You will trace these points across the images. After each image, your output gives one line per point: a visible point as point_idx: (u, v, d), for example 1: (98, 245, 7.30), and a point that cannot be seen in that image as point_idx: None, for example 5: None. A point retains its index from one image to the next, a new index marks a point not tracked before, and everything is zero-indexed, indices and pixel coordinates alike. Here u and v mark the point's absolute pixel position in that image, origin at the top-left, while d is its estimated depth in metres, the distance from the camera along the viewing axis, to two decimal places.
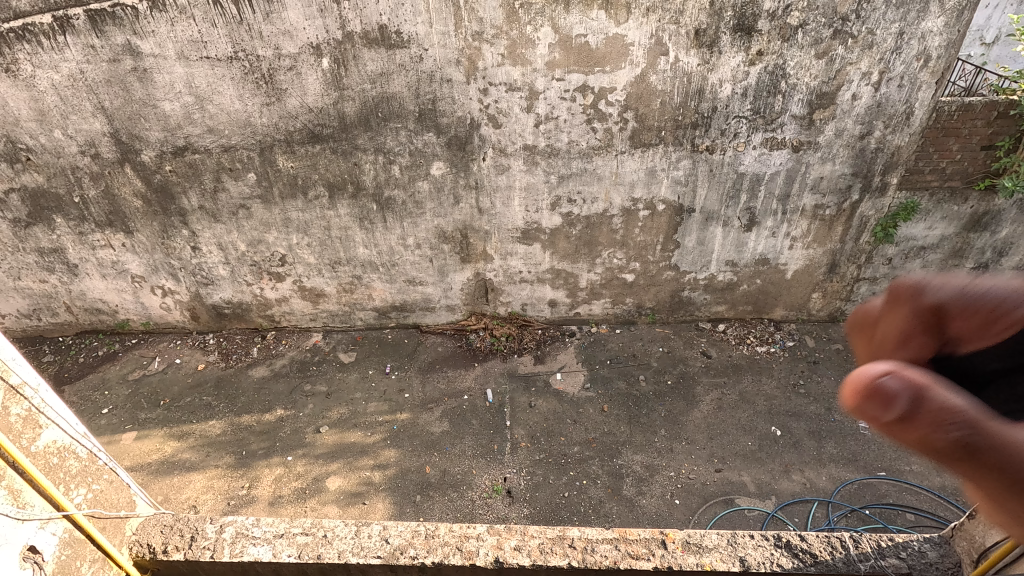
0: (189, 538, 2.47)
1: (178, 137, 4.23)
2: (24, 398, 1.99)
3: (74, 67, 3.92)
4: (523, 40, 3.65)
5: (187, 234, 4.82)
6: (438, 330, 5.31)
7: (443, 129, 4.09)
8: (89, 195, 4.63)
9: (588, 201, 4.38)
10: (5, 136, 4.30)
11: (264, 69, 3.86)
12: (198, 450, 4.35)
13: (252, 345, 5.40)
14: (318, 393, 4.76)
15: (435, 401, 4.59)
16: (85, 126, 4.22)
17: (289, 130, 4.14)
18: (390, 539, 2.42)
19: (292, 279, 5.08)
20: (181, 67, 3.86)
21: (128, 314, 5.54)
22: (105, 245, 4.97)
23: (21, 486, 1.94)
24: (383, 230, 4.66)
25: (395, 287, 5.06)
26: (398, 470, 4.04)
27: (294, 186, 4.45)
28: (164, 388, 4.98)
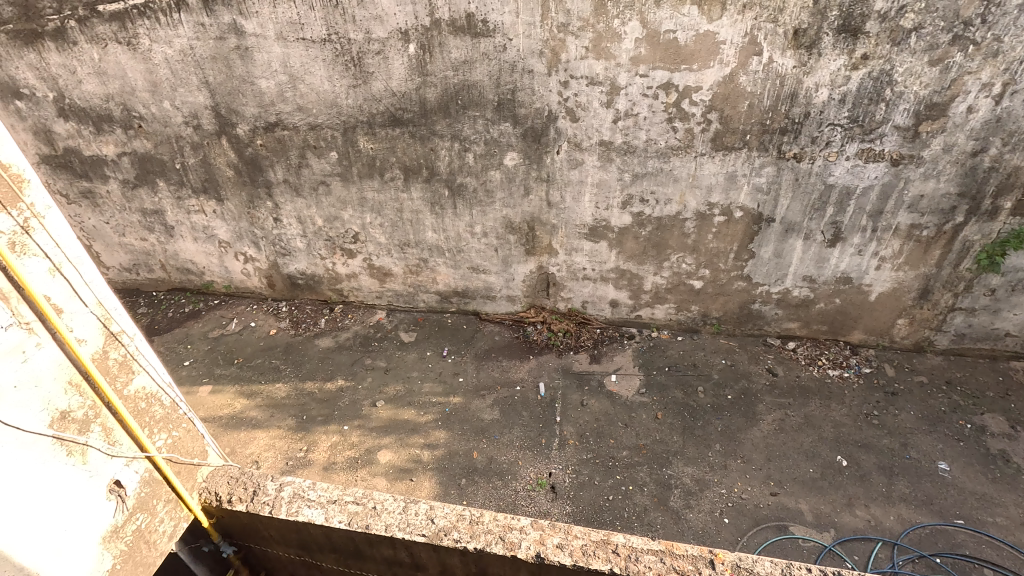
0: (251, 492, 2.62)
1: (270, 113, 4.47)
2: (121, 344, 2.15)
3: (185, 43, 4.22)
4: (609, 34, 3.58)
5: (271, 206, 5.09)
6: (497, 319, 5.34)
7: (520, 120, 4.08)
8: (188, 163, 4.98)
9: (661, 202, 4.26)
10: (122, 104, 4.71)
11: (354, 52, 4.00)
12: (264, 410, 4.62)
13: (320, 316, 5.65)
14: (377, 368, 4.92)
15: (488, 389, 4.63)
16: (190, 98, 4.54)
17: (372, 112, 4.27)
18: (435, 520, 2.46)
19: (362, 257, 5.26)
20: (279, 47, 4.07)
21: (213, 276, 5.94)
22: (199, 211, 5.34)
23: (112, 425, 2.11)
24: (452, 216, 4.73)
25: (459, 273, 5.13)
26: (446, 452, 4.12)
27: (371, 167, 4.59)
28: (239, 348, 5.31)
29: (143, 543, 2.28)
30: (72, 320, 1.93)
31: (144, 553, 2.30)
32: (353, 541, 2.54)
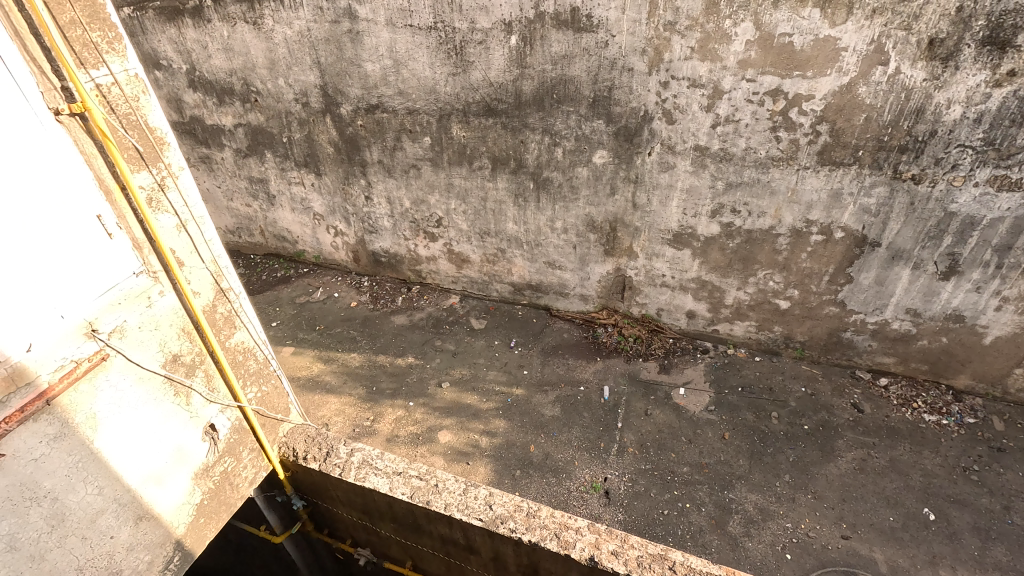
0: (325, 453, 2.77)
1: (373, 96, 4.66)
2: (229, 300, 2.34)
3: (304, 25, 4.49)
4: (719, 34, 3.43)
5: (363, 184, 5.33)
6: (567, 316, 5.31)
7: (614, 118, 4.01)
8: (294, 137, 5.31)
9: (755, 214, 4.04)
10: (243, 79, 5.09)
11: (457, 41, 4.09)
12: (338, 376, 4.87)
13: (397, 295, 5.86)
14: (445, 351, 5.05)
15: (551, 385, 4.62)
16: (302, 77, 4.83)
17: (468, 101, 4.35)
18: (493, 506, 2.50)
19: (443, 242, 5.40)
20: (387, 33, 4.24)
21: (305, 246, 6.32)
22: (299, 183, 5.68)
23: (214, 373, 2.31)
24: (535, 209, 4.73)
25: (535, 266, 5.14)
26: (504, 441, 4.16)
27: (462, 155, 4.68)
28: (321, 316, 5.62)
29: (228, 484, 2.49)
30: (191, 273, 2.12)
31: (228, 494, 2.51)
32: (413, 514, 2.64)
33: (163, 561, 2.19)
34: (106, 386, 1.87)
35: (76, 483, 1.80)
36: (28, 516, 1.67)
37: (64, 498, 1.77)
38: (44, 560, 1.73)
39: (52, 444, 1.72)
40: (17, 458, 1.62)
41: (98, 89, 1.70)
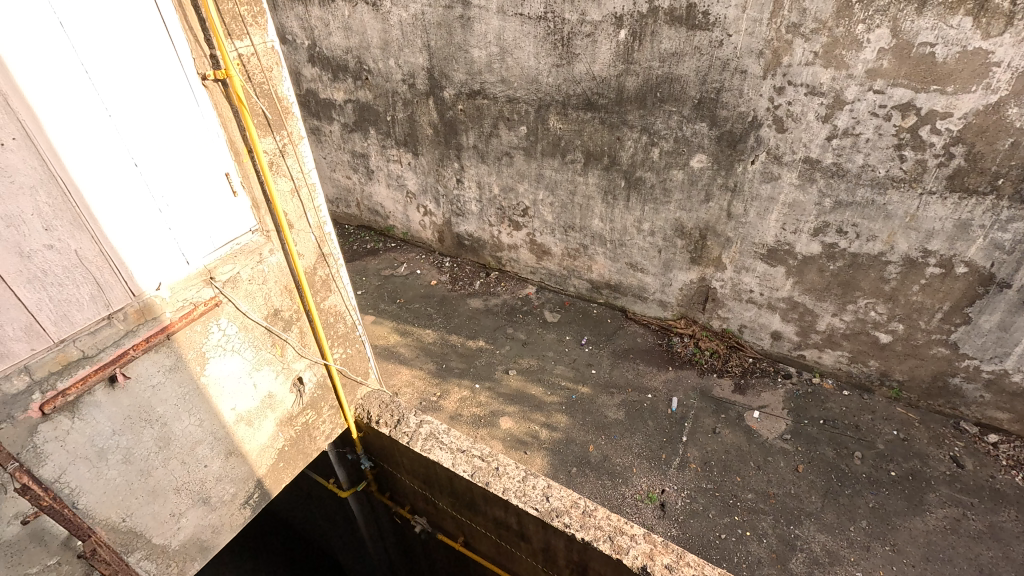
0: (395, 420, 2.90)
1: (476, 81, 4.75)
2: (328, 264, 2.49)
3: (419, 9, 4.64)
4: (848, 40, 3.18)
5: (456, 167, 5.46)
6: (643, 321, 5.18)
7: (719, 122, 3.83)
8: (398, 117, 5.53)
9: (863, 237, 3.73)
10: (358, 58, 5.36)
11: (565, 32, 4.07)
12: (412, 350, 5.06)
13: (476, 278, 5.97)
14: (516, 339, 5.10)
15: (618, 388, 4.55)
16: (412, 59, 5.01)
17: (568, 93, 4.33)
18: (550, 499, 2.51)
19: (527, 231, 5.43)
20: (497, 20, 4.29)
21: (396, 222, 6.58)
22: (396, 160, 5.92)
23: (307, 330, 2.48)
24: (623, 208, 4.64)
25: (616, 266, 5.05)
26: (564, 436, 4.16)
27: (555, 147, 4.67)
28: (403, 290, 5.85)
29: (307, 435, 2.68)
30: (298, 236, 2.27)
31: (306, 444, 2.69)
32: (471, 492, 2.71)
33: (244, 496, 2.40)
34: (217, 329, 2.05)
35: (182, 412, 2.01)
36: (141, 434, 1.89)
37: (171, 424, 1.98)
38: (150, 475, 1.96)
39: (168, 375, 1.92)
40: (138, 382, 1.83)
41: (240, 58, 1.85)
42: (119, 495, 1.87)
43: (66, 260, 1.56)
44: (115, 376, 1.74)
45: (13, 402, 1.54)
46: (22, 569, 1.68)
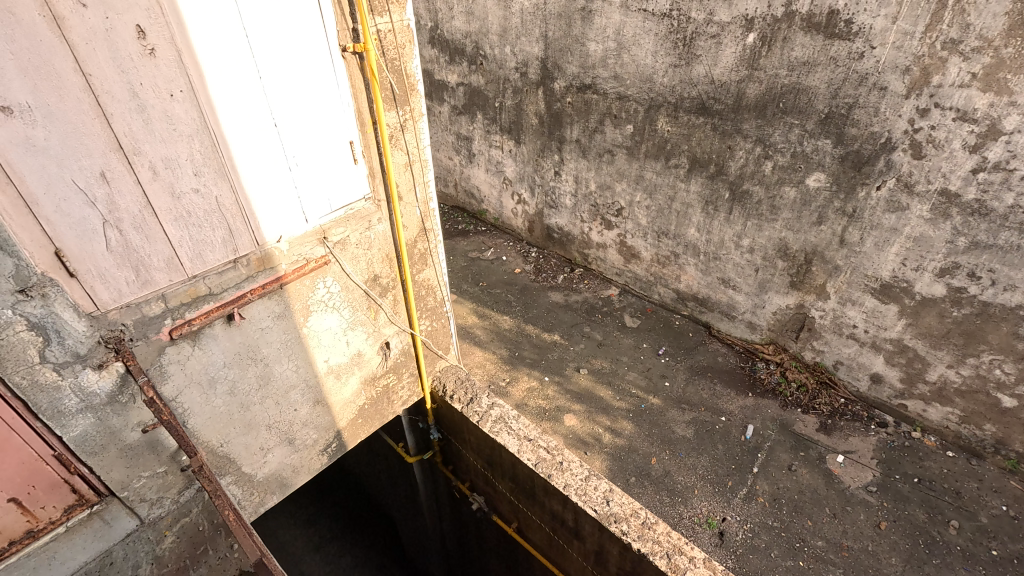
0: (468, 398, 2.99)
1: (588, 75, 4.70)
2: (428, 239, 2.58)
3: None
4: (1017, 62, 2.81)
5: (556, 160, 5.46)
6: (727, 341, 4.94)
7: (845, 140, 3.54)
8: (506, 104, 5.60)
9: (999, 286, 3.31)
10: (476, 43, 5.48)
11: (689, 32, 3.93)
12: (487, 333, 5.16)
13: (559, 272, 5.96)
14: (592, 339, 5.05)
15: (690, 405, 4.38)
16: (527, 48, 5.04)
17: (682, 95, 4.18)
18: (610, 503, 2.48)
19: (618, 232, 5.33)
20: (619, 15, 4.21)
21: (489, 206, 6.70)
22: (498, 147, 6.01)
23: (400, 298, 2.59)
24: (723, 220, 4.43)
25: (706, 280, 4.84)
26: (626, 444, 4.08)
27: (660, 149, 4.53)
28: (486, 273, 5.96)
29: (386, 397, 2.81)
30: (405, 208, 2.38)
31: (384, 406, 2.83)
32: (532, 481, 2.73)
33: (323, 444, 2.57)
34: (323, 286, 2.20)
35: (283, 357, 2.18)
36: (246, 371, 2.07)
37: (272, 366, 2.16)
38: (248, 409, 2.15)
39: (277, 321, 2.09)
40: (251, 323, 2.01)
41: (378, 34, 1.95)
42: (221, 421, 2.07)
43: (208, 205, 1.73)
44: (232, 314, 1.92)
45: (150, 324, 1.75)
46: (137, 471, 1.93)
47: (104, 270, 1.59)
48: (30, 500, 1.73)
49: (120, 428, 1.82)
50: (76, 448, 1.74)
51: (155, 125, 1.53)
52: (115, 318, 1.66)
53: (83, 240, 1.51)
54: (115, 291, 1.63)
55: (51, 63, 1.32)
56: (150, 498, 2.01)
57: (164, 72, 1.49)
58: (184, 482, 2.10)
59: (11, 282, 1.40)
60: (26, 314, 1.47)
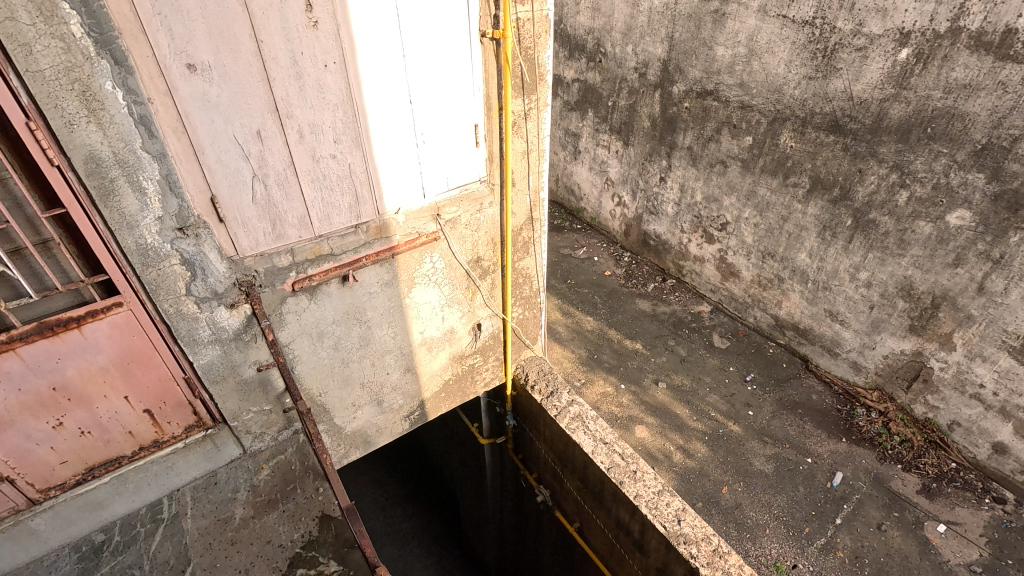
0: (549, 392, 3.00)
1: (711, 81, 4.49)
2: (534, 229, 2.59)
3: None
4: None
5: (663, 165, 5.28)
6: (825, 378, 4.56)
7: (1003, 176, 3.12)
8: (619, 104, 5.51)
9: None
10: (597, 40, 5.43)
11: (831, 42, 3.63)
12: (568, 332, 5.13)
13: (650, 280, 5.78)
14: (675, 353, 4.86)
15: (774, 439, 4.09)
16: (650, 48, 4.91)
17: (812, 109, 3.89)
18: (681, 522, 2.40)
19: (719, 247, 5.07)
20: (755, 19, 3.98)
21: (587, 205, 6.63)
22: (606, 146, 5.92)
23: (498, 283, 2.64)
24: (840, 248, 4.08)
25: (811, 310, 4.49)
26: (698, 467, 3.90)
27: (779, 165, 4.25)
28: (576, 271, 5.92)
29: (470, 376, 2.89)
30: (516, 196, 2.40)
31: (467, 384, 2.91)
32: (602, 485, 2.70)
33: (407, 410, 2.68)
34: (429, 261, 2.28)
35: (384, 322, 2.29)
36: (351, 329, 2.21)
37: (374, 329, 2.28)
38: (347, 365, 2.29)
39: (384, 287, 2.20)
40: (361, 286, 2.13)
41: (517, 22, 1.97)
42: (323, 373, 2.23)
43: (341, 171, 1.86)
44: (347, 276, 2.05)
45: (277, 274, 1.91)
46: (247, 405, 2.12)
47: (246, 220, 1.75)
48: (160, 414, 1.98)
49: (239, 364, 2.01)
50: (201, 375, 1.95)
51: (308, 92, 1.66)
52: (250, 264, 1.83)
53: (234, 190, 1.68)
54: (254, 240, 1.80)
55: (232, 28, 1.47)
56: (254, 432, 2.21)
57: (322, 43, 1.61)
58: (284, 423, 2.28)
59: (171, 221, 1.62)
60: (181, 249, 1.68)
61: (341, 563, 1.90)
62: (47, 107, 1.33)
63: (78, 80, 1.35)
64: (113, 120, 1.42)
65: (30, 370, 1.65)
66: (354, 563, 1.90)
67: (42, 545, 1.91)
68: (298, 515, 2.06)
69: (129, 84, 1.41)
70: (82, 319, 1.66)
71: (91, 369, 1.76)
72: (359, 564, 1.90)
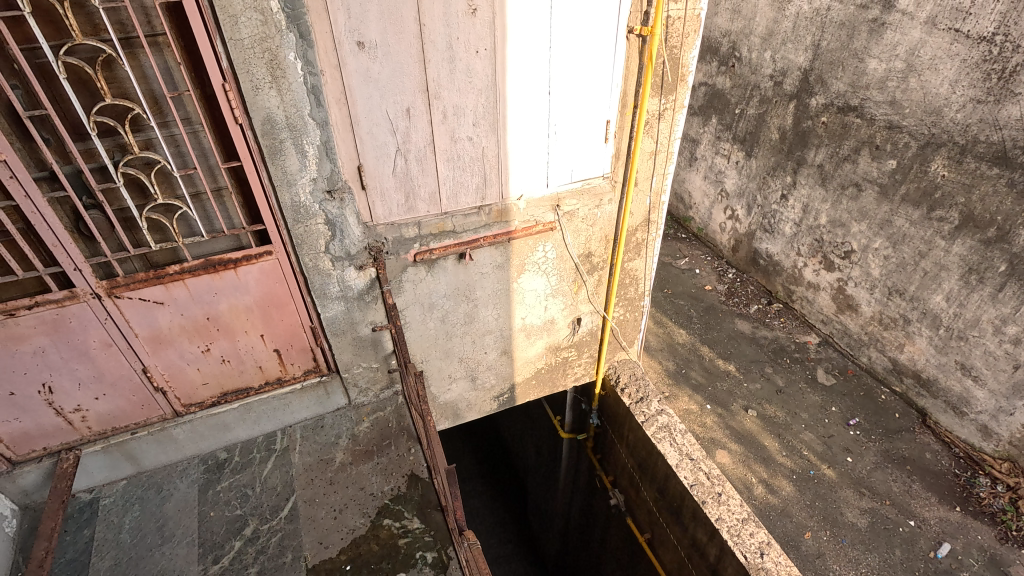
0: (638, 397, 2.97)
1: (856, 96, 4.00)
2: (649, 231, 2.55)
3: (825, 4, 4.07)
4: None
5: (788, 182, 4.82)
6: (945, 439, 3.92)
7: None
8: (747, 112, 5.11)
9: None
10: (733, 43, 5.09)
11: (1011, 64, 3.07)
12: (657, 343, 4.86)
13: (754, 302, 5.32)
14: (772, 382, 4.41)
15: (873, 492, 3.61)
16: (791, 56, 4.49)
17: (975, 136, 3.32)
18: (764, 556, 2.28)
19: (838, 276, 4.54)
20: (920, 31, 3.46)
21: (696, 215, 6.27)
22: (725, 156, 5.54)
23: (605, 280, 2.62)
24: (988, 297, 3.46)
25: (939, 360, 3.88)
26: (780, 506, 3.54)
27: (925, 196, 3.69)
28: (674, 281, 5.60)
29: (562, 369, 2.91)
30: (637, 196, 2.38)
31: (558, 376, 2.93)
32: (682, 501, 2.63)
33: (496, 391, 2.76)
34: (542, 250, 2.33)
35: (491, 303, 2.38)
36: (459, 305, 2.31)
37: (479, 309, 2.37)
38: (450, 339, 2.41)
39: (496, 269, 2.28)
40: (476, 265, 2.23)
41: (667, 20, 1.93)
42: (428, 342, 2.37)
43: (475, 153, 1.94)
44: (464, 254, 2.15)
45: (403, 243, 2.05)
46: (359, 360, 2.30)
47: (384, 190, 1.89)
48: (286, 356, 2.20)
49: (358, 321, 2.18)
50: (325, 326, 2.14)
51: (457, 76, 1.75)
52: (381, 231, 1.98)
53: (378, 161, 1.82)
54: (388, 210, 1.94)
55: (399, 11, 1.58)
56: (360, 385, 2.39)
57: (477, 30, 1.69)
58: (387, 382, 2.46)
59: (323, 183, 1.79)
60: (327, 210, 1.86)
61: (423, 522, 2.02)
62: (241, 72, 1.53)
63: (269, 50, 1.52)
64: (290, 88, 1.60)
65: (192, 299, 1.90)
66: (434, 524, 2.01)
67: (180, 451, 2.21)
68: (390, 470, 2.20)
69: (308, 57, 1.57)
70: (238, 262, 1.88)
71: (238, 307, 1.99)
72: (439, 526, 2.01)
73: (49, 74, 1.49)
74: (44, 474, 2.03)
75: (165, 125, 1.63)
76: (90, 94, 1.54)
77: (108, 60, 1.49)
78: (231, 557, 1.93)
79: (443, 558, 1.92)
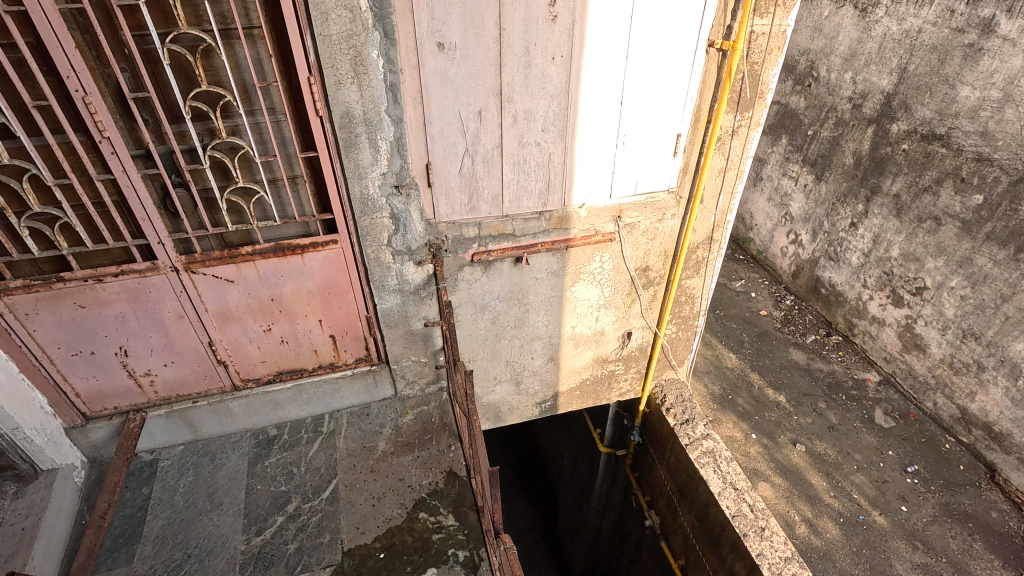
0: (683, 418, 2.89)
1: (943, 124, 3.77)
2: (711, 249, 2.48)
3: (916, 25, 3.85)
4: None
5: (859, 210, 4.59)
6: (1015, 498, 3.61)
7: None
8: (820, 134, 4.90)
9: None
10: (812, 62, 4.90)
11: None
12: (705, 364, 4.71)
13: (812, 332, 5.09)
14: (824, 417, 4.20)
15: (928, 547, 3.36)
16: (874, 78, 4.27)
17: None
18: None
19: (907, 313, 4.27)
20: (1021, 59, 3.21)
21: (756, 236, 6.06)
22: (793, 178, 5.33)
23: (659, 295, 2.56)
24: None
25: (1014, 413, 3.58)
26: (823, 549, 3.35)
27: (1012, 235, 3.42)
28: (727, 303, 5.43)
29: (608, 382, 2.86)
30: (701, 213, 2.32)
31: (603, 389, 2.89)
32: (721, 530, 2.54)
33: (539, 397, 2.75)
34: (599, 259, 2.30)
35: (542, 309, 2.38)
36: (511, 308, 2.33)
37: (530, 313, 2.37)
38: (499, 341, 2.42)
39: (551, 275, 2.28)
40: (532, 270, 2.23)
41: (751, 34, 1.88)
42: (477, 342, 2.39)
43: (541, 158, 1.95)
44: (521, 258, 2.15)
45: (462, 243, 2.07)
46: (408, 352, 2.35)
47: (449, 188, 1.93)
48: (340, 342, 2.27)
49: (412, 314, 2.22)
50: (380, 317, 2.19)
51: (530, 81, 1.77)
52: (443, 229, 2.02)
53: (447, 160, 1.85)
54: (451, 208, 1.98)
55: (480, 14, 1.61)
56: (407, 377, 2.44)
57: (556, 37, 1.70)
58: (433, 377, 2.49)
59: (391, 178, 1.84)
60: (393, 204, 1.90)
61: (458, 520, 2.02)
62: (326, 65, 1.59)
63: (354, 46, 1.58)
64: (370, 84, 1.65)
65: (260, 280, 1.99)
66: (468, 523, 2.01)
67: (234, 424, 2.32)
68: (429, 464, 2.22)
69: (390, 55, 1.62)
70: (305, 248, 1.95)
71: (302, 291, 2.06)
72: (473, 526, 2.01)
73: (154, 59, 1.59)
74: (113, 431, 2.16)
75: (252, 113, 1.71)
76: (188, 81, 1.64)
77: (207, 49, 1.59)
78: (272, 531, 2.00)
79: (474, 559, 1.91)
